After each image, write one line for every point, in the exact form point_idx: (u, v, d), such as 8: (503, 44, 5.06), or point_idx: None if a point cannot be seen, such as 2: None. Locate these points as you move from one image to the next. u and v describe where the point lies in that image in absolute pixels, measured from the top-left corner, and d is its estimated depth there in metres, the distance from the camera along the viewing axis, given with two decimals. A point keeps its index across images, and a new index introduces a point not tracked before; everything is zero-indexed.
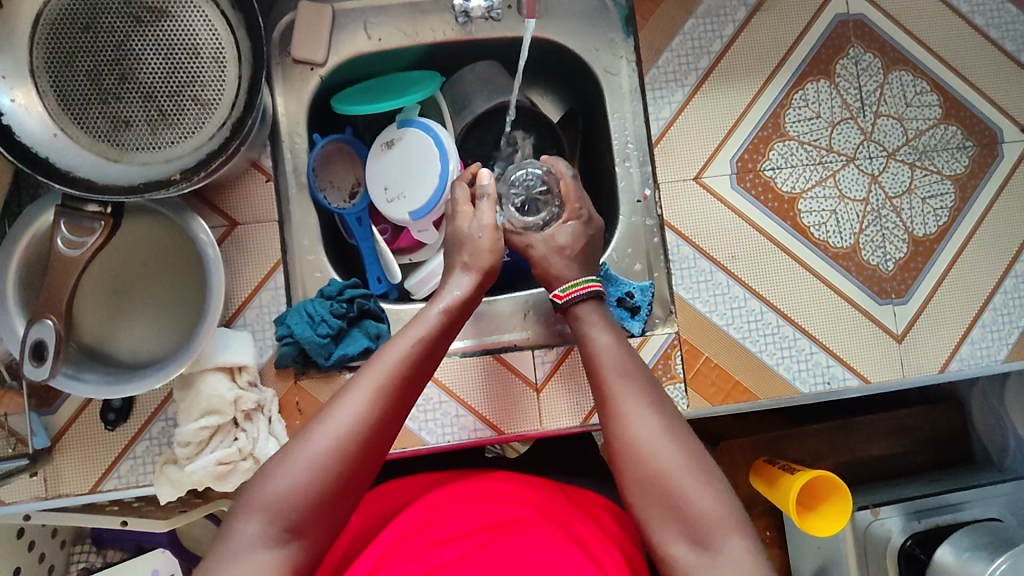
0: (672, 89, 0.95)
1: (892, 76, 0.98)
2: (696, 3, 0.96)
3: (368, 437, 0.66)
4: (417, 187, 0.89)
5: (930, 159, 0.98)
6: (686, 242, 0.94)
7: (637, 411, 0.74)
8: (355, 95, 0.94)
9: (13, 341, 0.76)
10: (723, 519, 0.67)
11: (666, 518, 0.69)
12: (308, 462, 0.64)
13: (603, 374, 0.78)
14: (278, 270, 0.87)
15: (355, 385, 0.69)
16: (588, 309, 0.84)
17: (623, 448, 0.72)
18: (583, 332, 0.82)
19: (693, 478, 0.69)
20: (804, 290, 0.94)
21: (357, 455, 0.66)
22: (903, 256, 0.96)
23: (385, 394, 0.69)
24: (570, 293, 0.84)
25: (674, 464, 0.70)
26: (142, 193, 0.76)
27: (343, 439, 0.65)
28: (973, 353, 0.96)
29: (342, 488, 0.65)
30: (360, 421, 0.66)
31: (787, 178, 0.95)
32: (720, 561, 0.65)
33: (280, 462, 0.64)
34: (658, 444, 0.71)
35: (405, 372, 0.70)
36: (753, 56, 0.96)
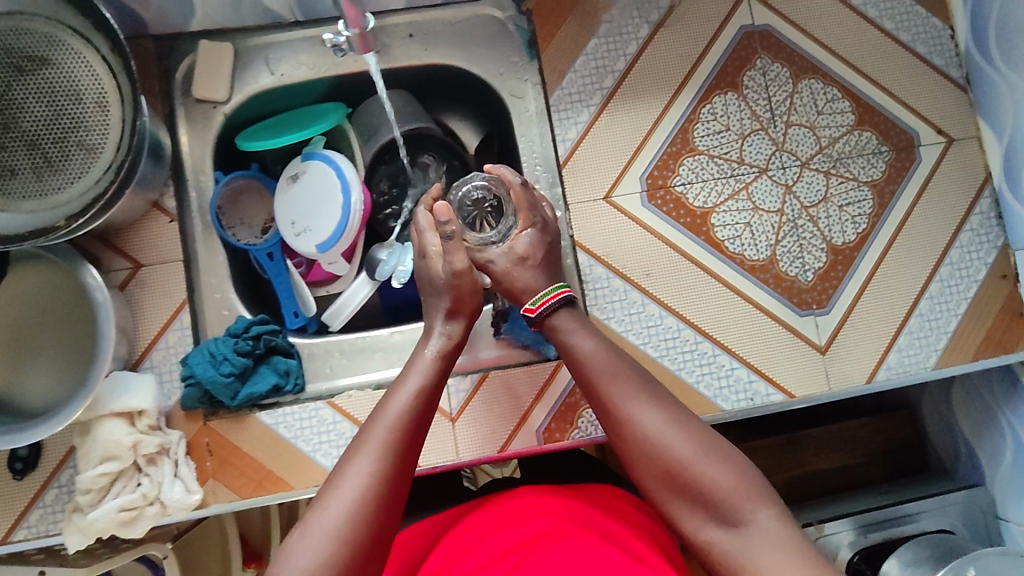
0: (578, 110, 0.95)
1: (802, 85, 0.98)
2: (598, 23, 0.96)
3: (382, 485, 0.62)
4: (323, 219, 0.88)
5: (846, 167, 0.97)
6: (598, 261, 0.93)
7: (639, 414, 0.69)
8: (262, 131, 0.93)
9: None
10: (752, 492, 0.64)
11: (699, 510, 0.65)
12: (331, 527, 0.59)
13: (599, 386, 0.73)
14: (185, 309, 0.86)
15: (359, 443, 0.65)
16: (564, 317, 0.78)
17: (638, 462, 0.68)
18: (567, 337, 0.77)
19: (710, 460, 0.65)
20: (723, 305, 0.93)
21: (376, 510, 0.61)
22: (822, 266, 0.95)
23: (390, 438, 0.65)
24: (542, 303, 0.79)
25: (691, 453, 0.66)
26: (23, 241, 0.73)
27: (360, 496, 0.61)
28: (901, 361, 0.95)
29: (371, 543, 0.60)
30: (371, 476, 0.62)
31: (698, 193, 0.95)
32: (760, 537, 0.61)
33: (299, 532, 0.59)
34: (670, 440, 0.67)
35: (410, 418, 0.67)
36: (659, 73, 0.96)
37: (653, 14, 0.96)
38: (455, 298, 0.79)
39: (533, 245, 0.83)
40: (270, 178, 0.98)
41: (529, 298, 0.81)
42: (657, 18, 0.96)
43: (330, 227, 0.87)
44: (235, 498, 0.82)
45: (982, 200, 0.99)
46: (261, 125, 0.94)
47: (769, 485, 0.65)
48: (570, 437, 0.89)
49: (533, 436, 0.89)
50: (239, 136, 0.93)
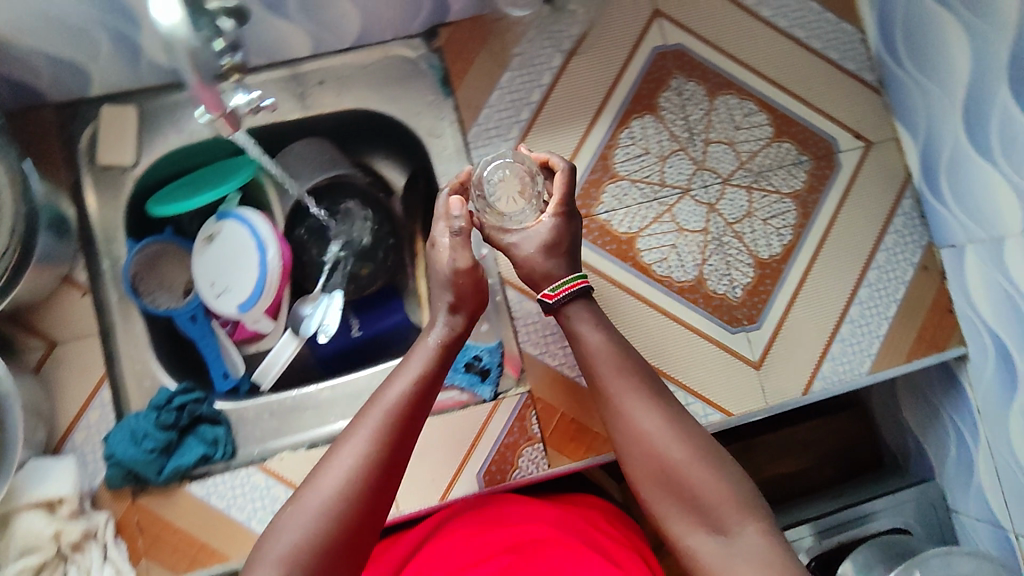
0: (496, 145, 0.94)
1: (718, 101, 0.98)
2: (510, 56, 0.95)
3: (375, 478, 0.60)
4: (242, 279, 0.87)
5: (767, 180, 0.97)
6: (528, 296, 0.91)
7: (637, 407, 0.69)
8: (177, 191, 0.91)
9: None
10: (741, 502, 0.63)
11: (685, 511, 0.64)
12: (313, 517, 0.57)
13: (603, 374, 0.73)
14: (104, 385, 0.84)
15: (353, 430, 0.62)
16: (579, 308, 0.77)
17: (634, 452, 0.68)
18: (574, 330, 0.76)
19: (704, 467, 0.65)
20: (656, 330, 0.93)
21: (362, 505, 0.59)
22: (750, 281, 0.95)
23: (388, 433, 0.62)
24: (561, 292, 0.76)
25: (685, 456, 0.65)
26: None
27: (349, 486, 0.59)
28: (835, 369, 0.95)
29: (356, 533, 0.58)
30: (364, 457, 0.60)
31: (623, 219, 0.95)
32: (741, 548, 0.60)
33: (281, 522, 0.57)
34: (666, 438, 0.67)
35: (408, 404, 0.65)
36: (575, 102, 0.96)
37: (565, 43, 0.96)
38: (459, 291, 0.74)
39: (562, 233, 0.78)
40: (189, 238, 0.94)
41: (546, 284, 0.78)
42: (569, 46, 0.96)
43: (249, 286, 0.87)
44: (169, 574, 0.80)
45: (904, 201, 1.00)
46: (172, 186, 0.92)
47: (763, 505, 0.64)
48: (511, 478, 0.87)
49: (473, 479, 0.87)
50: (149, 200, 0.91)
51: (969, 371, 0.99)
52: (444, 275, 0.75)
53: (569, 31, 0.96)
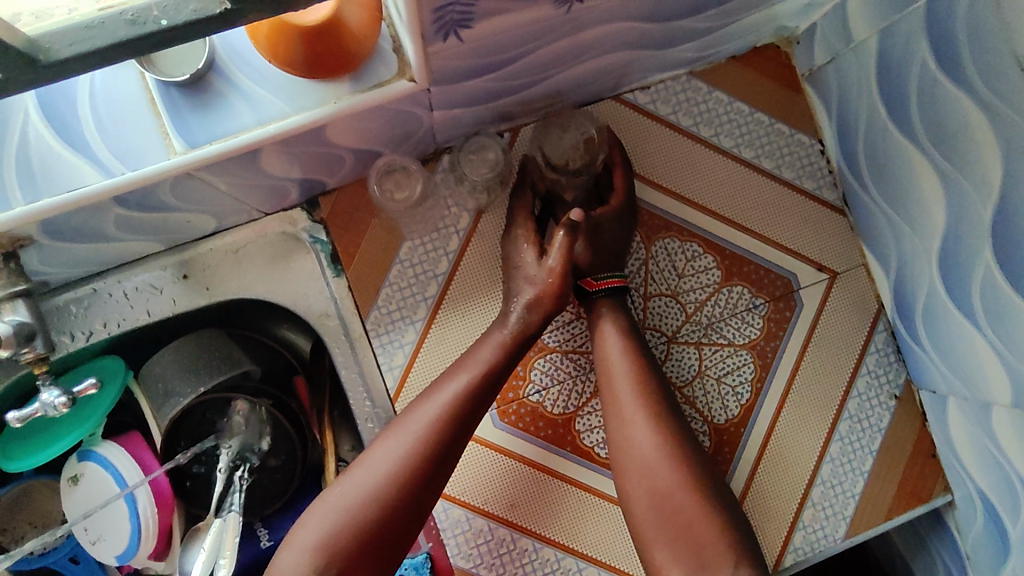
0: (401, 329, 0.81)
1: (656, 247, 0.85)
2: (408, 223, 0.81)
3: (417, 469, 0.66)
4: (116, 526, 0.76)
5: (718, 332, 0.85)
6: (454, 502, 0.80)
7: (637, 422, 0.71)
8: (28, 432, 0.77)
9: None
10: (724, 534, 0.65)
11: (670, 538, 0.66)
12: (361, 489, 0.65)
13: (614, 381, 0.74)
14: None
15: (408, 416, 0.69)
16: (608, 308, 0.78)
17: (629, 462, 0.71)
18: (598, 329, 0.77)
19: (695, 498, 0.67)
20: (603, 525, 0.81)
21: (404, 493, 0.65)
22: (705, 452, 0.84)
23: (437, 424, 0.68)
24: (604, 284, 0.78)
25: (679, 482, 0.68)
26: None
27: (392, 471, 0.66)
28: (807, 539, 0.85)
29: (395, 514, 0.65)
30: (410, 453, 0.66)
31: (557, 398, 0.83)
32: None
33: (326, 498, 0.65)
34: (661, 460, 0.69)
35: (454, 412, 0.69)
36: (489, 267, 0.82)
37: (471, 199, 0.82)
38: (541, 291, 0.73)
39: (610, 235, 0.79)
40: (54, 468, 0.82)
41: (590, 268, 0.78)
42: (476, 204, 0.82)
43: (122, 532, 0.76)
44: None
45: (877, 335, 0.88)
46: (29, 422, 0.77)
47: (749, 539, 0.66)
48: None
49: None
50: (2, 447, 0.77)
51: (958, 518, 0.85)
52: (530, 271, 0.75)
53: (475, 185, 0.82)
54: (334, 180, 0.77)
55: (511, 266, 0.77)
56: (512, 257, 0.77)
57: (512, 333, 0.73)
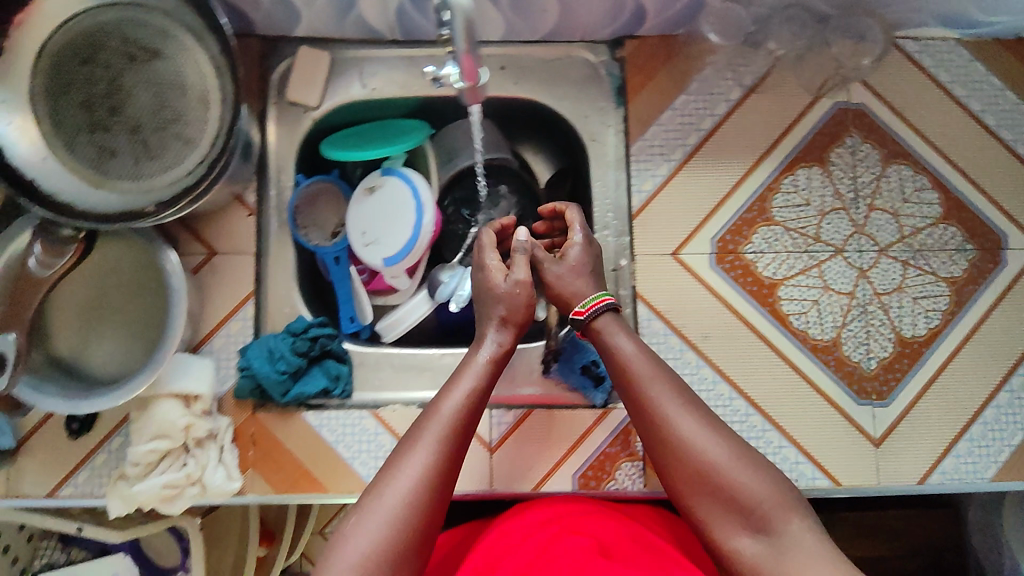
0: (657, 162, 0.94)
1: (890, 170, 0.95)
2: (690, 79, 0.94)
3: (441, 481, 0.65)
4: (393, 234, 0.92)
5: (925, 260, 0.94)
6: (658, 316, 0.92)
7: (676, 409, 0.70)
8: (346, 140, 0.96)
9: None
10: (789, 503, 0.65)
11: (729, 514, 0.65)
12: (385, 520, 0.62)
13: (639, 383, 0.73)
14: (249, 302, 0.90)
15: (412, 441, 0.67)
16: (609, 320, 0.78)
17: (673, 456, 0.68)
18: (608, 345, 0.77)
19: (745, 466, 0.66)
20: (779, 379, 0.92)
21: (433, 503, 0.65)
22: (887, 356, 0.93)
23: (444, 443, 0.67)
24: (594, 306, 0.78)
25: (728, 457, 0.67)
26: (114, 223, 0.75)
27: (415, 492, 0.64)
28: (956, 467, 0.91)
29: (422, 536, 0.64)
30: (426, 471, 0.65)
31: (769, 263, 0.93)
32: (790, 547, 0.62)
33: (355, 524, 0.63)
34: (705, 441, 0.68)
35: (461, 422, 0.69)
36: (746, 136, 0.94)
37: (747, 78, 0.95)
38: (512, 307, 0.79)
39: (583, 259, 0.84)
40: (347, 185, 1.01)
41: (580, 301, 0.81)
42: (750, 82, 0.95)
43: (403, 238, 0.91)
44: (270, 491, 0.87)
45: None
46: (349, 134, 0.97)
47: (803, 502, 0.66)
48: (605, 486, 0.90)
49: (566, 479, 0.91)
50: (326, 141, 0.96)
51: None
52: (505, 290, 0.80)
53: (755, 67, 0.95)
54: (652, 20, 0.91)
55: (482, 290, 0.81)
56: (483, 283, 0.82)
57: (494, 356, 0.76)
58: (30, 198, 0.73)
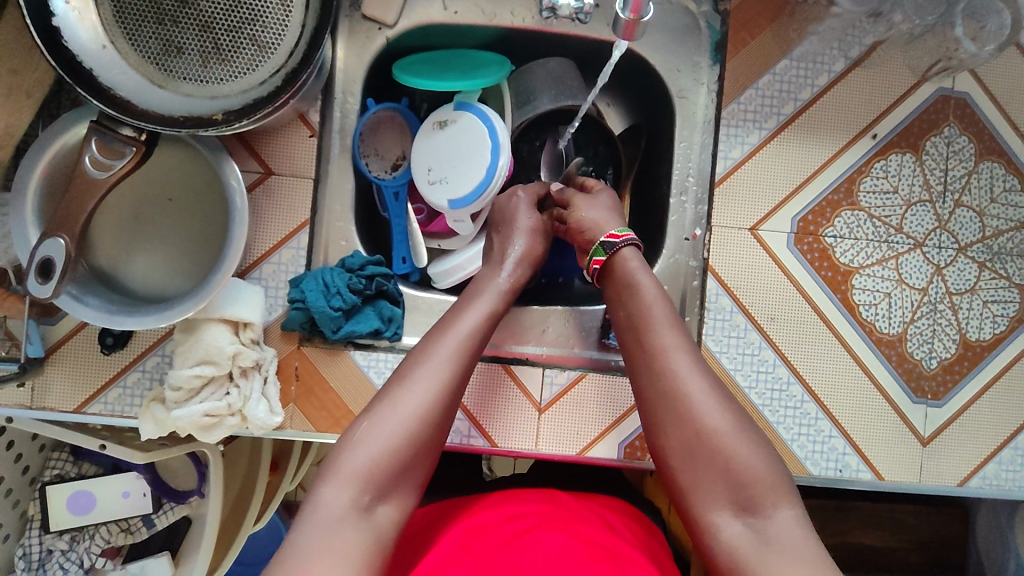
0: (748, 130, 0.89)
1: (983, 166, 0.91)
2: (794, 43, 0.89)
3: (439, 410, 0.66)
4: (463, 175, 0.88)
5: (1001, 264, 0.91)
6: (726, 292, 0.89)
7: (686, 367, 0.68)
8: (417, 68, 0.90)
9: (22, 249, 0.72)
10: (782, 489, 0.62)
11: (718, 485, 0.63)
12: (386, 430, 0.63)
13: (650, 332, 0.71)
14: (303, 230, 0.85)
15: (426, 355, 0.69)
16: (631, 256, 0.78)
17: (671, 416, 0.67)
18: (627, 281, 0.76)
19: (745, 440, 0.65)
20: (839, 370, 0.89)
21: (430, 434, 0.66)
22: (948, 357, 0.91)
23: (461, 356, 0.70)
24: (625, 235, 0.79)
25: (728, 426, 0.65)
26: (180, 128, 0.72)
27: (414, 421, 0.65)
28: (997, 473, 0.91)
29: (421, 443, 0.65)
30: (441, 385, 0.67)
31: (848, 250, 0.90)
32: (775, 530, 0.60)
33: (362, 435, 0.64)
34: (707, 406, 0.66)
35: (478, 338, 0.72)
36: (840, 113, 0.90)
37: (853, 49, 0.90)
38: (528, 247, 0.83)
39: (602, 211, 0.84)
40: (414, 115, 0.98)
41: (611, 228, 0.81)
42: (857, 54, 0.90)
43: (477, 180, 0.87)
44: (310, 428, 0.83)
45: None
46: (422, 61, 0.91)
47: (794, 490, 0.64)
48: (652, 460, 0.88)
49: (611, 447, 0.88)
50: (398, 63, 0.91)
51: None
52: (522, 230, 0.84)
53: (862, 38, 0.90)
54: None
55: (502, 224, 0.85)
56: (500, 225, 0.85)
57: (511, 282, 0.79)
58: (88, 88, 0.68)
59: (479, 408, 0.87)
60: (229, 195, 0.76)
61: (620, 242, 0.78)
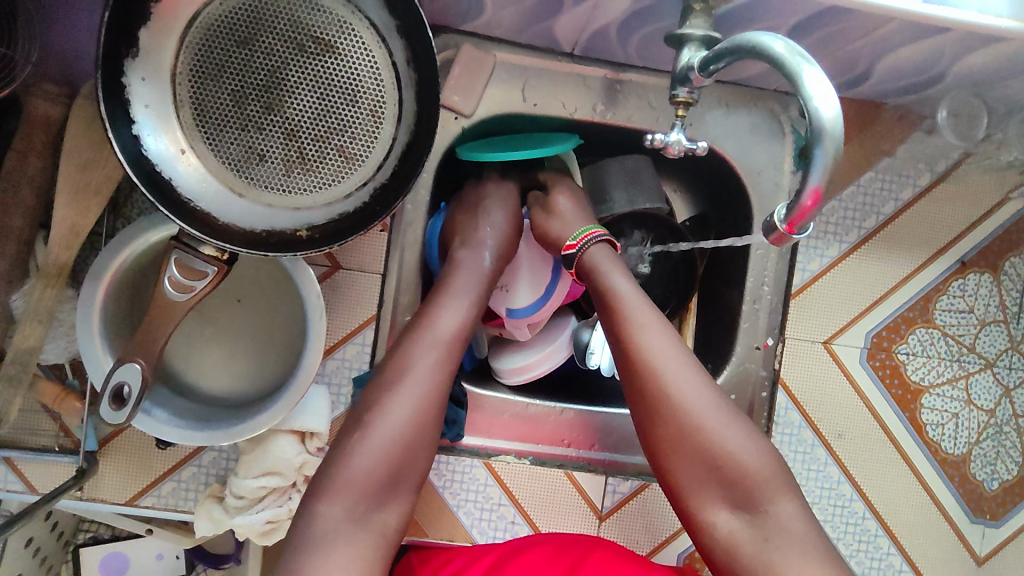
0: (828, 242, 0.87)
1: None
2: (881, 155, 0.86)
3: (429, 408, 0.66)
4: (526, 285, 0.86)
5: None
6: (795, 406, 0.87)
7: (669, 361, 0.66)
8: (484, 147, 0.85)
9: (95, 374, 0.69)
10: (779, 483, 0.62)
11: (709, 479, 0.63)
12: (384, 436, 0.63)
13: (628, 325, 0.69)
14: (370, 326, 0.84)
15: (413, 354, 0.68)
16: (603, 254, 0.76)
17: (658, 414, 0.66)
18: (602, 276, 0.74)
19: (733, 432, 0.64)
20: (901, 488, 0.89)
21: (429, 426, 0.66)
22: (1009, 479, 0.90)
23: (440, 349, 0.69)
24: (587, 235, 0.77)
25: (716, 418, 0.64)
26: (261, 244, 0.68)
27: (406, 418, 0.65)
28: None
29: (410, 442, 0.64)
30: (427, 381, 0.67)
31: (919, 368, 0.88)
32: (774, 521, 0.60)
33: (355, 445, 0.63)
34: (693, 401, 0.65)
35: (460, 332, 0.71)
36: (923, 228, 0.88)
37: (938, 164, 0.87)
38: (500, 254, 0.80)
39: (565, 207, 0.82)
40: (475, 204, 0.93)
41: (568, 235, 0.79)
42: (942, 169, 0.88)
43: (544, 285, 0.86)
44: None
45: None
46: (484, 144, 0.85)
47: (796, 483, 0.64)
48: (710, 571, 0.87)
49: (671, 557, 0.87)
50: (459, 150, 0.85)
51: None
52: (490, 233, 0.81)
53: (949, 154, 0.87)
54: (864, 88, 0.82)
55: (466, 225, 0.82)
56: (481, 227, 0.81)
57: (493, 266, 0.78)
58: (165, 198, 0.64)
59: (539, 511, 0.86)
60: (307, 308, 0.73)
61: (586, 245, 0.76)
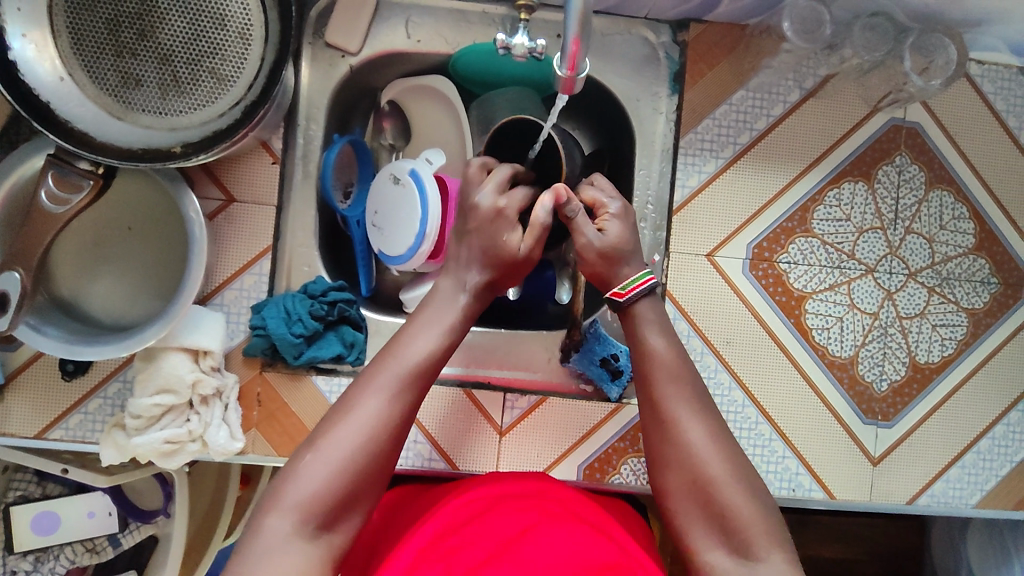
0: (705, 158, 0.91)
1: (932, 195, 0.94)
2: (750, 75, 0.91)
3: (384, 447, 0.63)
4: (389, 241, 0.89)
5: (950, 289, 0.94)
6: (683, 317, 0.91)
7: (686, 414, 0.68)
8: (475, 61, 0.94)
9: None
10: (773, 535, 0.61)
11: (710, 525, 0.63)
12: (336, 463, 0.61)
13: (654, 377, 0.71)
14: (265, 256, 0.86)
15: (371, 382, 0.66)
16: (647, 308, 0.75)
17: (672, 457, 0.66)
18: (637, 330, 0.74)
19: (736, 485, 0.64)
20: (792, 392, 0.92)
21: (381, 452, 0.63)
22: (899, 379, 0.93)
23: (404, 388, 0.66)
24: (632, 291, 0.74)
25: (726, 470, 0.64)
26: (138, 160, 0.72)
27: (358, 449, 0.62)
28: (945, 491, 0.93)
29: (362, 483, 0.62)
30: (383, 412, 0.64)
31: (801, 275, 0.92)
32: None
33: (308, 461, 0.61)
34: (706, 451, 0.65)
35: (428, 366, 0.68)
36: (796, 141, 0.92)
37: (808, 81, 0.92)
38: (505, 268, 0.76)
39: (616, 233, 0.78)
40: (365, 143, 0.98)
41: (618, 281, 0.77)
42: (811, 85, 0.92)
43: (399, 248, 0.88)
44: (271, 454, 0.83)
45: None
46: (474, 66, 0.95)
47: (785, 536, 0.62)
48: (609, 480, 0.89)
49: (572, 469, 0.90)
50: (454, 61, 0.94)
51: None
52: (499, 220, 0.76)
53: (815, 69, 0.92)
54: (726, 7, 0.86)
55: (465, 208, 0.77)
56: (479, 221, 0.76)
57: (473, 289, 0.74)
58: (42, 120, 0.69)
59: (441, 430, 0.89)
60: (189, 227, 0.76)
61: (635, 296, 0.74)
